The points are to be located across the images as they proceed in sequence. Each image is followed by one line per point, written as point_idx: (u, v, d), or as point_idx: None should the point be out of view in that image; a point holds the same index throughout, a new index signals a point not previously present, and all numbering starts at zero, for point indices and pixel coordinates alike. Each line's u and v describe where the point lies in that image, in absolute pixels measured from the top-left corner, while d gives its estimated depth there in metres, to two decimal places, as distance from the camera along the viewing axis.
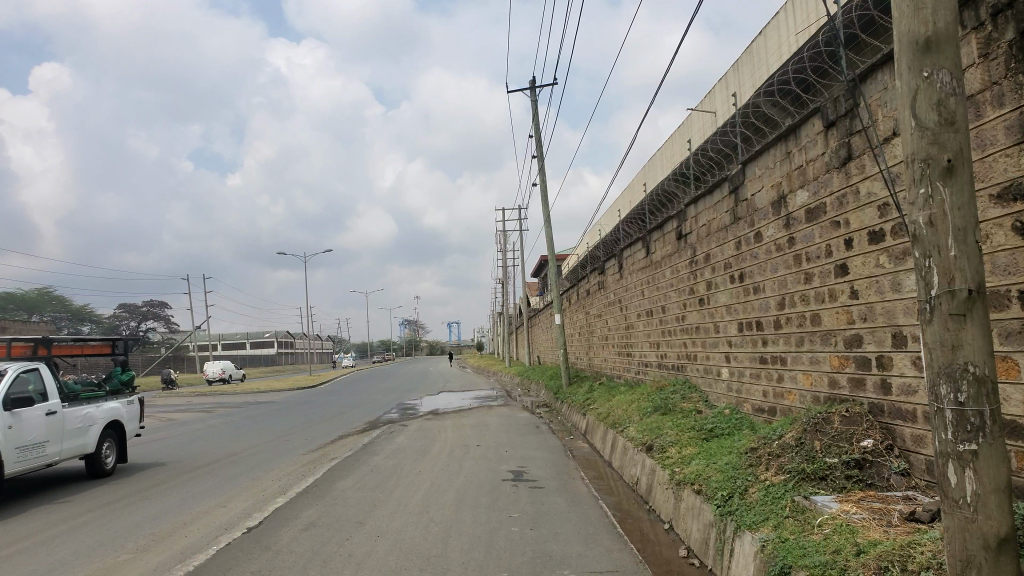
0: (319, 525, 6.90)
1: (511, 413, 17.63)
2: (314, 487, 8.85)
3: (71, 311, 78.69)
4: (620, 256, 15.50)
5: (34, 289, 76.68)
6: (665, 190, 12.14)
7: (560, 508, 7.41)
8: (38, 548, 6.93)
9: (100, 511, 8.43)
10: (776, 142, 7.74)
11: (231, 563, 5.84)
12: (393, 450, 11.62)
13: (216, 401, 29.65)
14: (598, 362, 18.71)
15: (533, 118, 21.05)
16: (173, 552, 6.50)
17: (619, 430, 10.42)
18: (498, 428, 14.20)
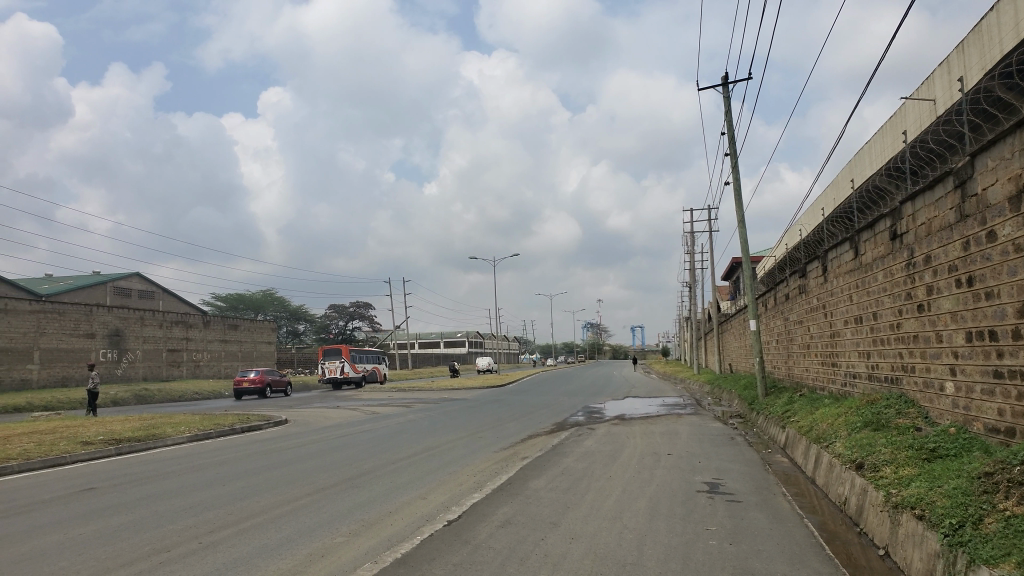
0: (515, 523, 7.06)
1: (701, 422, 17.10)
2: (507, 484, 9.08)
3: (290, 311, 87.09)
4: (824, 258, 14.53)
5: (259, 290, 85.64)
6: (877, 187, 11.22)
7: (761, 524, 7.05)
8: (268, 525, 7.65)
9: (317, 496, 9.14)
10: (1014, 129, 6.87)
11: (434, 554, 6.10)
12: (583, 453, 11.69)
13: (413, 397, 31.32)
14: (798, 373, 17.65)
15: (725, 116, 20.28)
16: (382, 538, 6.93)
17: (824, 445, 9.74)
18: (690, 437, 13.84)
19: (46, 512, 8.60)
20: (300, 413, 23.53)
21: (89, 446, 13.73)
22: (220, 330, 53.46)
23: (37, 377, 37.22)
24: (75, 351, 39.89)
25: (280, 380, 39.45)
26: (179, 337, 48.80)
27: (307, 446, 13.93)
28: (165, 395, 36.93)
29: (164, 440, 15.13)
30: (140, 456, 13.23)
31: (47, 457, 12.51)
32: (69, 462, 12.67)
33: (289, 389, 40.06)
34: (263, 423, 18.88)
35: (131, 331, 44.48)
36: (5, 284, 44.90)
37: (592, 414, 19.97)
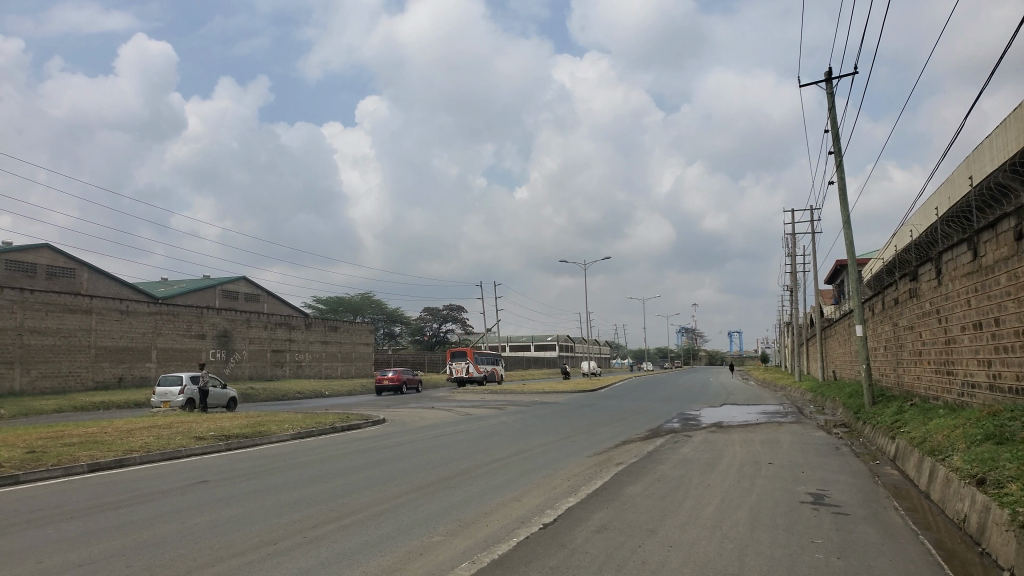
0: (612, 529, 6.98)
1: (803, 431, 16.47)
2: (603, 490, 8.98)
3: (386, 314, 89.40)
4: (938, 260, 13.74)
5: (357, 293, 88.39)
6: (998, 184, 10.51)
7: (871, 539, 6.71)
8: (368, 522, 7.87)
9: (414, 495, 9.31)
10: None
11: (531, 556, 6.12)
12: (680, 460, 11.46)
13: (507, 400, 31.52)
14: (909, 381, 16.75)
15: (829, 113, 19.51)
16: (478, 539, 6.99)
17: (940, 458, 9.21)
18: (792, 446, 13.36)
19: (163, 502, 9.12)
20: (397, 413, 24.07)
21: (202, 441, 14.50)
22: (321, 332, 55.41)
23: (154, 375, 39.63)
24: (188, 351, 42.23)
25: (413, 378, 45.51)
26: (282, 338, 50.87)
27: (404, 445, 14.24)
28: (269, 394, 38.51)
29: (269, 437, 15.79)
30: (249, 452, 13.88)
31: (165, 450, 13.27)
32: (184, 455, 13.41)
33: (419, 386, 45.84)
34: (362, 422, 19.40)
35: (238, 332, 46.68)
36: (127, 287, 47.98)
37: (688, 421, 19.56)
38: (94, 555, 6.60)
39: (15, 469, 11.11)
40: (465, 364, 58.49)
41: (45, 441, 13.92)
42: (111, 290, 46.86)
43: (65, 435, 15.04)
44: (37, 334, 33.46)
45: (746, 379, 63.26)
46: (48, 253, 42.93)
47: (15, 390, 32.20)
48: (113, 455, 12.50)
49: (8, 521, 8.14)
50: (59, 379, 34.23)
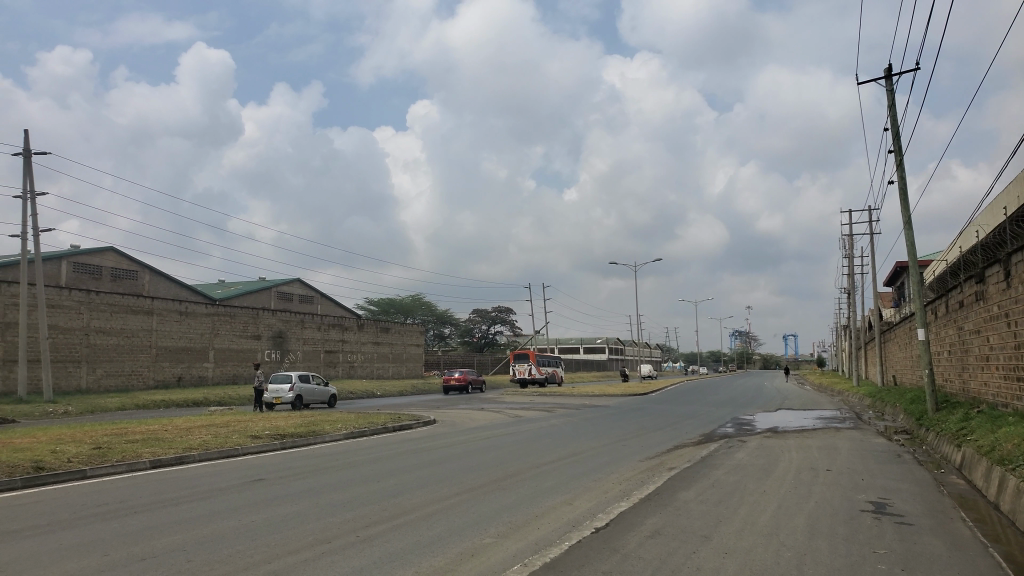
0: (665, 534, 6.89)
1: (862, 437, 16.04)
2: (655, 495, 8.88)
3: (436, 315, 90.03)
4: (1007, 262, 13.21)
5: (407, 295, 89.25)
6: None
7: (937, 551, 6.49)
8: (419, 522, 7.93)
9: (465, 497, 9.35)
10: None
11: (583, 560, 6.08)
12: (734, 466, 11.27)
13: (556, 402, 31.42)
14: (975, 387, 16.16)
15: (889, 111, 18.96)
16: (529, 541, 6.97)
17: (1009, 468, 8.85)
18: (850, 453, 13.02)
19: (221, 499, 9.34)
20: (447, 413, 24.19)
21: (258, 440, 14.82)
22: (372, 333, 56.12)
23: (212, 375, 40.66)
24: (244, 351, 43.23)
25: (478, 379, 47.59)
26: (335, 339, 51.67)
27: (454, 446, 14.32)
28: None
29: (322, 436, 16.06)
30: (303, 451, 14.12)
31: (223, 449, 13.59)
32: (241, 453, 13.72)
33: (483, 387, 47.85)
34: (413, 422, 19.55)
35: (293, 333, 47.59)
36: (186, 289, 49.34)
37: (742, 426, 19.20)
38: (158, 549, 6.79)
39: (83, 464, 11.52)
40: (529, 367, 59.66)
41: (109, 437, 14.37)
42: (171, 291, 48.24)
43: (128, 432, 15.51)
44: (101, 334, 34.62)
45: (801, 383, 61.97)
46: (112, 255, 44.41)
47: (81, 388, 33.38)
48: (174, 452, 12.86)
49: (76, 515, 8.43)
50: (123, 377, 35.37)
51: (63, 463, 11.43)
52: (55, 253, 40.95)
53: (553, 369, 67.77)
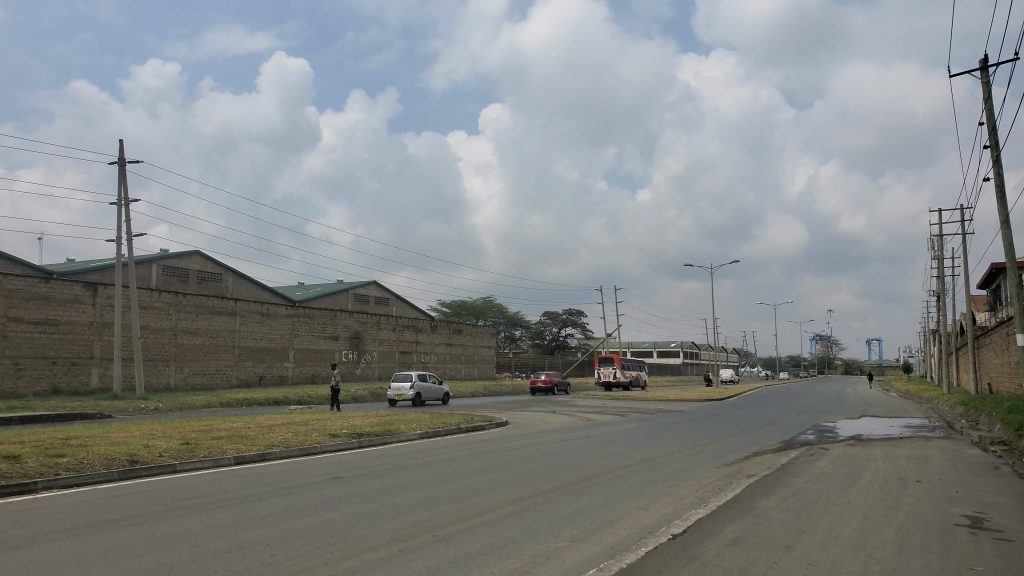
0: (745, 543, 6.72)
1: (955, 447, 15.30)
2: (734, 502, 8.67)
3: (507, 318, 90.43)
4: None
5: (479, 297, 89.96)
6: None
7: None
8: (493, 523, 7.95)
9: (539, 499, 9.33)
10: None
11: (660, 567, 5.99)
12: (817, 474, 10.90)
13: (629, 406, 31.11)
14: None
15: (984, 104, 18.05)
16: (604, 546, 6.90)
17: None
18: (942, 464, 12.42)
19: (302, 495, 9.59)
20: (520, 415, 24.25)
21: (336, 438, 15.17)
22: (445, 335, 56.76)
23: (292, 374, 41.90)
24: (322, 352, 44.39)
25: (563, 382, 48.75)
26: (409, 340, 52.49)
27: (528, 449, 14.31)
28: None
29: (398, 435, 16.32)
30: (380, 450, 14.38)
31: (303, 446, 13.96)
32: (320, 451, 14.07)
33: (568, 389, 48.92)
34: (486, 424, 19.67)
35: (369, 334, 48.59)
36: (267, 291, 51.02)
37: (823, 433, 18.59)
38: (242, 543, 7.01)
39: (173, 459, 12.04)
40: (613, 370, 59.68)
41: (197, 434, 14.98)
42: (253, 293, 49.94)
43: (214, 429, 16.13)
44: (189, 334, 36.11)
45: (886, 390, 59.58)
46: (199, 259, 46.31)
47: (170, 385, 34.90)
48: (257, 449, 13.28)
49: (166, 507, 8.79)
50: (208, 376, 36.80)
51: (155, 457, 11.98)
52: (147, 256, 42.99)
53: (639, 374, 67.40)
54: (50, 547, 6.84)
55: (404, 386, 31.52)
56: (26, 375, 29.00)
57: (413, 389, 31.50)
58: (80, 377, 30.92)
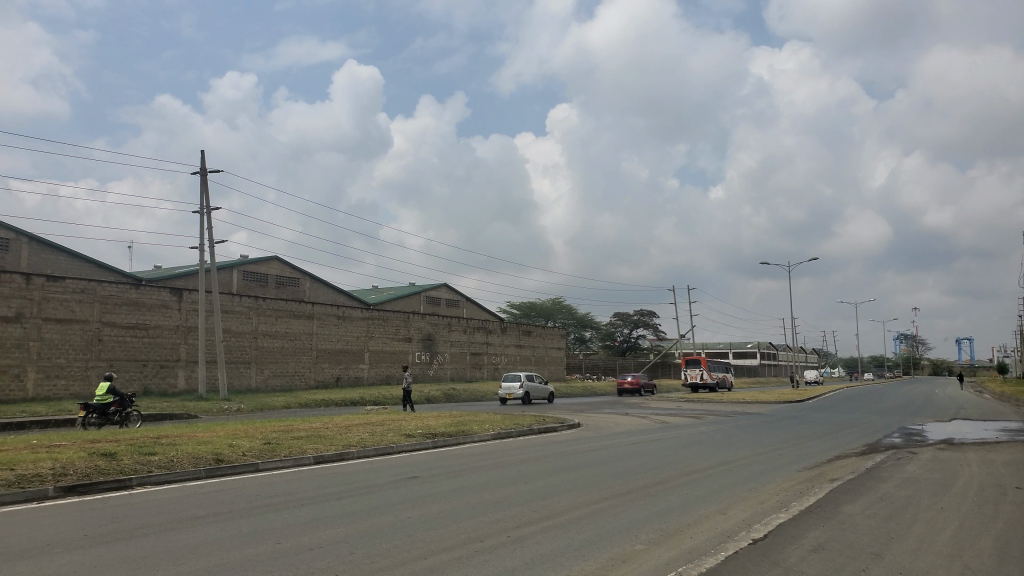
0: (829, 549, 6.49)
1: None
2: (817, 507, 8.40)
3: (578, 319, 90.07)
4: None
5: (549, 298, 89.90)
6: None
7: None
8: (567, 525, 7.92)
9: (614, 502, 9.24)
10: None
11: (740, 572, 5.85)
12: (905, 479, 10.44)
13: (704, 408, 30.54)
14: None
15: None
16: (680, 550, 6.77)
17: None
18: None
19: (379, 495, 9.76)
20: (592, 417, 24.12)
21: (411, 438, 15.38)
22: (516, 336, 56.94)
23: (367, 376, 42.77)
24: (395, 354, 45.17)
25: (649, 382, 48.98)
26: (480, 342, 52.86)
27: (601, 451, 14.20)
28: (469, 395, 40.11)
29: (472, 436, 16.43)
30: (454, 451, 14.52)
31: (379, 446, 14.21)
32: (396, 451, 14.30)
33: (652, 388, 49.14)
34: (558, 425, 19.62)
35: (440, 336, 49.15)
36: (342, 294, 52.21)
37: (910, 436, 17.84)
38: (323, 540, 7.18)
39: (256, 457, 12.44)
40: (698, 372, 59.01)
41: (278, 433, 15.44)
42: (328, 297, 51.18)
43: (294, 429, 16.59)
44: (268, 337, 37.28)
45: (978, 391, 56.77)
46: (277, 264, 47.77)
47: (252, 387, 36.08)
48: (335, 449, 13.60)
49: (250, 504, 9.09)
50: (287, 377, 37.91)
51: (239, 456, 12.40)
52: (228, 262, 44.61)
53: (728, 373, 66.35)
54: (144, 541, 7.16)
55: (513, 386, 35.10)
56: (119, 377, 30.46)
57: (523, 389, 35.13)
58: (169, 378, 32.30)
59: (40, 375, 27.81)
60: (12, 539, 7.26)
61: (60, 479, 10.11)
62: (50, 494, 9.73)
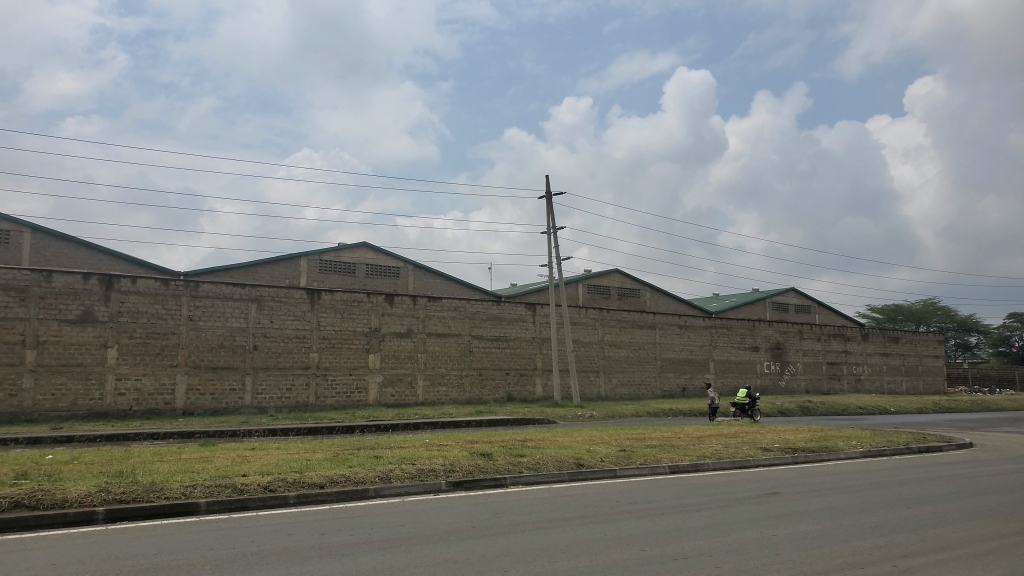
0: None
1: None
2: None
3: (958, 322, 78.66)
4: None
5: (921, 300, 80.01)
6: None
7: None
8: (969, 560, 6.82)
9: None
10: None
11: None
12: None
13: None
14: None
15: None
16: None
17: None
18: None
19: (741, 509, 9.42)
20: (986, 436, 20.75)
21: (769, 452, 14.63)
22: (881, 343, 51.56)
23: (713, 386, 42.11)
24: (743, 363, 43.83)
25: None
26: (837, 350, 48.93)
27: (1007, 476, 12.06)
28: (828, 407, 37.18)
29: (837, 452, 15.14)
30: (819, 467, 13.49)
31: (735, 459, 13.80)
32: (753, 465, 13.74)
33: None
34: (946, 445, 17.21)
35: (791, 344, 46.50)
36: (684, 304, 52.09)
37: None
38: (687, 551, 7.12)
39: (614, 464, 12.86)
40: None
41: (631, 441, 15.83)
42: (671, 306, 51.45)
43: (647, 437, 16.84)
44: (615, 347, 38.62)
45: None
46: (619, 276, 49.36)
47: (602, 395, 37.65)
48: (690, 458, 13.53)
49: (613, 509, 9.40)
50: (634, 387, 38.87)
51: (598, 462, 12.92)
52: (574, 277, 47.37)
53: None
54: (520, 537, 7.76)
55: None
56: (488, 384, 33.91)
57: None
58: (528, 386, 35.20)
59: (426, 382, 32.13)
60: (417, 526, 8.39)
61: (450, 475, 11.49)
62: (442, 488, 11.10)
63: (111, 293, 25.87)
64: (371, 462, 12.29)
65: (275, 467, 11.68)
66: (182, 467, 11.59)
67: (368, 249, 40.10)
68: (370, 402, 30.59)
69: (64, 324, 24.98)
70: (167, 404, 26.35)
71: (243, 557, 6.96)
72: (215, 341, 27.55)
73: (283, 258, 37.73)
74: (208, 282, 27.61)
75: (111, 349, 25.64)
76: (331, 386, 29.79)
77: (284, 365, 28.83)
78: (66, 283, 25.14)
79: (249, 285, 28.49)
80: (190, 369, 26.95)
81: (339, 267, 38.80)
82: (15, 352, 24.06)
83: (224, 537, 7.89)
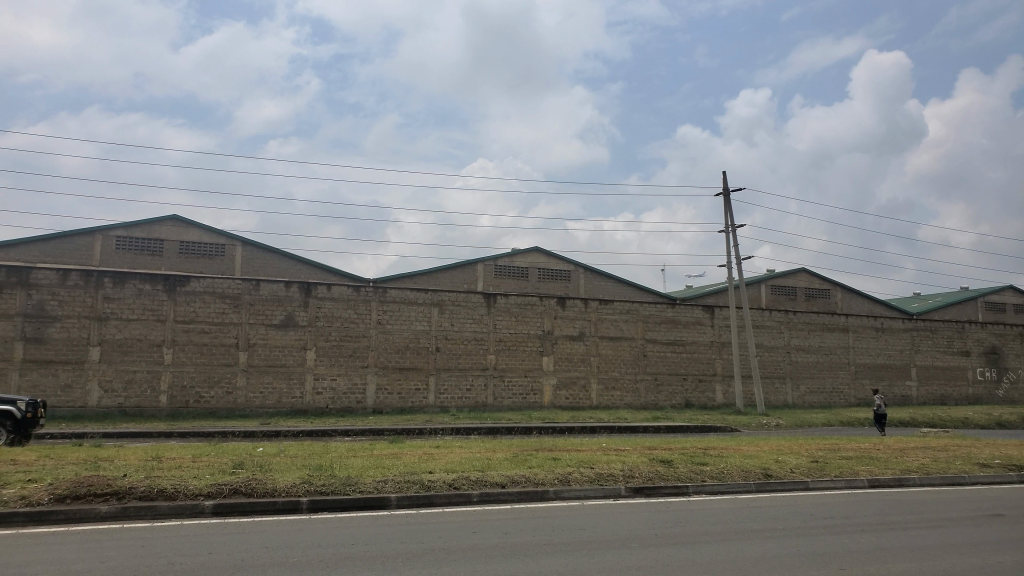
0: None
1: None
2: None
3: None
4: None
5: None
6: None
7: None
8: None
9: None
10: None
11: None
12: None
13: None
14: None
15: None
16: None
17: None
18: None
19: (955, 531, 8.48)
20: None
21: (988, 469, 13.12)
22: None
23: (916, 395, 38.60)
24: (951, 369, 39.84)
25: None
26: None
27: None
28: None
29: None
30: None
31: (947, 475, 12.48)
32: (969, 482, 12.37)
33: None
34: None
35: (1009, 349, 41.64)
36: (880, 305, 48.24)
37: None
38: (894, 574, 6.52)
39: (805, 475, 12.07)
40: None
41: (824, 452, 14.80)
42: (864, 308, 47.83)
43: (842, 448, 15.68)
44: (802, 351, 36.46)
45: None
46: (805, 275, 46.56)
47: (789, 403, 35.69)
48: (893, 473, 12.41)
49: (805, 524, 8.80)
50: (824, 394, 36.51)
51: (788, 473, 12.17)
52: (755, 278, 45.31)
53: None
54: (703, 547, 7.48)
55: None
56: (665, 389, 33.21)
57: None
58: (707, 392, 34.09)
59: (601, 386, 32.02)
60: (599, 530, 8.32)
61: (629, 480, 11.30)
62: (622, 493, 10.95)
63: (309, 299, 28.01)
64: (550, 464, 12.38)
65: (459, 465, 12.09)
66: (375, 462, 12.27)
67: (541, 253, 40.67)
68: (546, 404, 30.94)
69: (270, 328, 27.39)
70: (360, 403, 28.17)
71: (430, 552, 7.20)
72: (401, 343, 29.10)
73: (462, 264, 39.14)
74: (394, 287, 29.18)
75: (310, 351, 27.78)
76: (508, 387, 30.51)
77: (464, 366, 29.90)
78: (271, 291, 27.50)
79: (432, 290, 29.75)
80: (380, 370, 28.66)
81: (515, 272, 39.69)
82: (230, 354, 26.71)
83: (414, 532, 8.24)
